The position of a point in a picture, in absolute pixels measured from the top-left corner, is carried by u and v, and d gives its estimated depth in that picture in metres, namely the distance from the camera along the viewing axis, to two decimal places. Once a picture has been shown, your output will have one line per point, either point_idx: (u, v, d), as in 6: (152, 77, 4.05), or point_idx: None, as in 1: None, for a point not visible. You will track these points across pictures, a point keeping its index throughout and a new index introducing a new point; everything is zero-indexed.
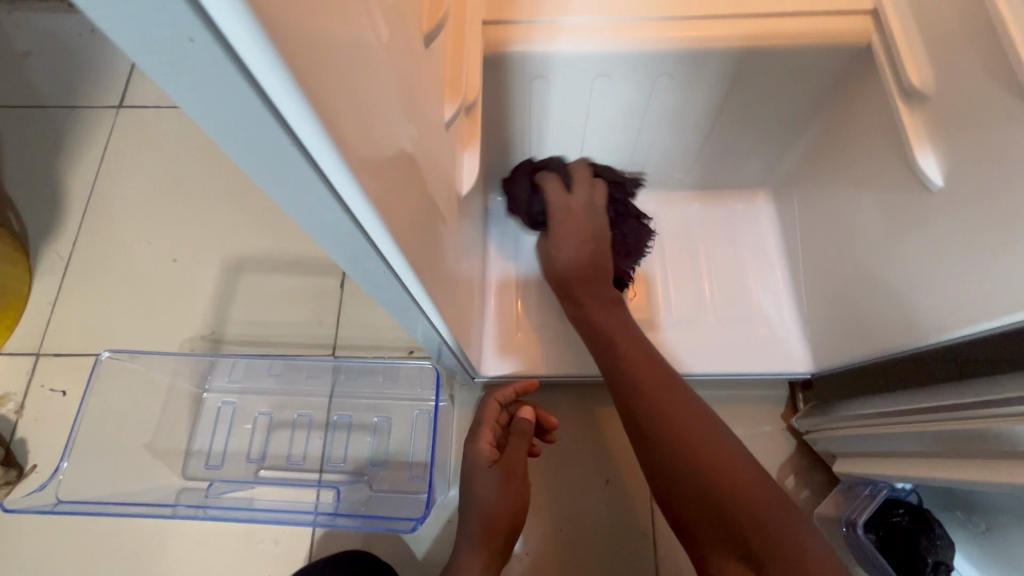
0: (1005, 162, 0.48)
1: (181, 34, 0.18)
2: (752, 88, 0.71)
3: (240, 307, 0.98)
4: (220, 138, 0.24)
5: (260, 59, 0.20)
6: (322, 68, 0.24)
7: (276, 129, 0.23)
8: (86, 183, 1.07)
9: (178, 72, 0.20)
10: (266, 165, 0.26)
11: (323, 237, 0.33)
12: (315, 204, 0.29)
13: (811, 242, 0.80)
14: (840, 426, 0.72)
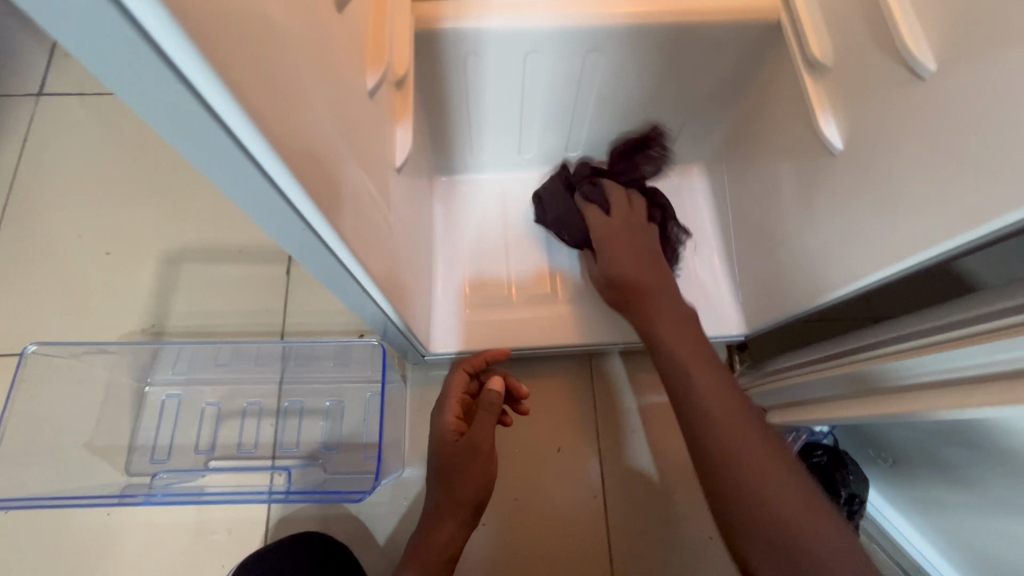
0: (887, 123, 0.54)
1: None
2: (677, 64, 0.75)
3: (182, 298, 0.95)
4: (129, 99, 0.25)
5: (146, 8, 0.21)
6: (213, 8, 0.25)
7: (177, 84, 0.24)
8: (5, 175, 1.01)
9: (78, 28, 0.21)
10: (148, 95, 0.25)
11: (249, 206, 0.34)
12: (214, 149, 0.29)
13: (738, 210, 0.85)
14: (789, 378, 0.74)
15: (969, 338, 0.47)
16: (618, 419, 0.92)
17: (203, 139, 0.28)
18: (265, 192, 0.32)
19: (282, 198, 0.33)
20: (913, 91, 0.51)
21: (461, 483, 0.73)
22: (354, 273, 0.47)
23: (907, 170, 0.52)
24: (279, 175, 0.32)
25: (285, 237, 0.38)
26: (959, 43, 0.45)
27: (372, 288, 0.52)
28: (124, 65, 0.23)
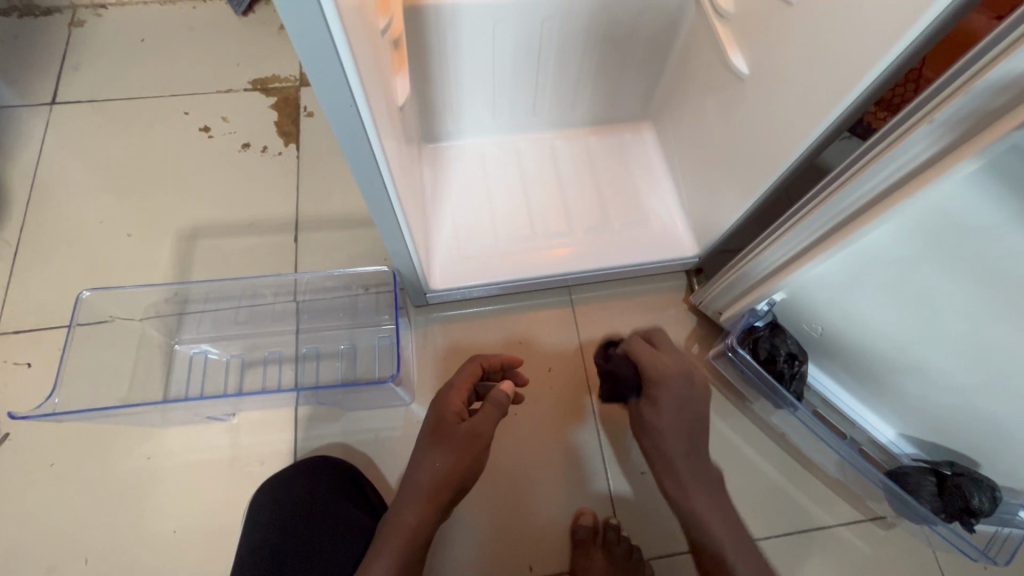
0: (775, 44, 0.70)
1: None
2: (618, 30, 0.91)
3: (201, 269, 1.06)
4: None
5: None
6: None
7: None
8: (26, 174, 1.11)
9: None
10: None
11: (318, 78, 0.48)
12: None
13: (683, 151, 1.00)
14: (730, 275, 0.85)
15: (878, 154, 0.54)
16: (601, 340, 1.04)
17: (305, 13, 0.42)
18: (320, 33, 0.44)
19: (343, 74, 0.48)
20: (788, 16, 0.67)
21: (457, 457, 0.74)
22: (370, 131, 0.56)
23: (790, 77, 0.68)
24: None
25: (331, 105, 0.51)
26: None
27: (391, 188, 0.66)
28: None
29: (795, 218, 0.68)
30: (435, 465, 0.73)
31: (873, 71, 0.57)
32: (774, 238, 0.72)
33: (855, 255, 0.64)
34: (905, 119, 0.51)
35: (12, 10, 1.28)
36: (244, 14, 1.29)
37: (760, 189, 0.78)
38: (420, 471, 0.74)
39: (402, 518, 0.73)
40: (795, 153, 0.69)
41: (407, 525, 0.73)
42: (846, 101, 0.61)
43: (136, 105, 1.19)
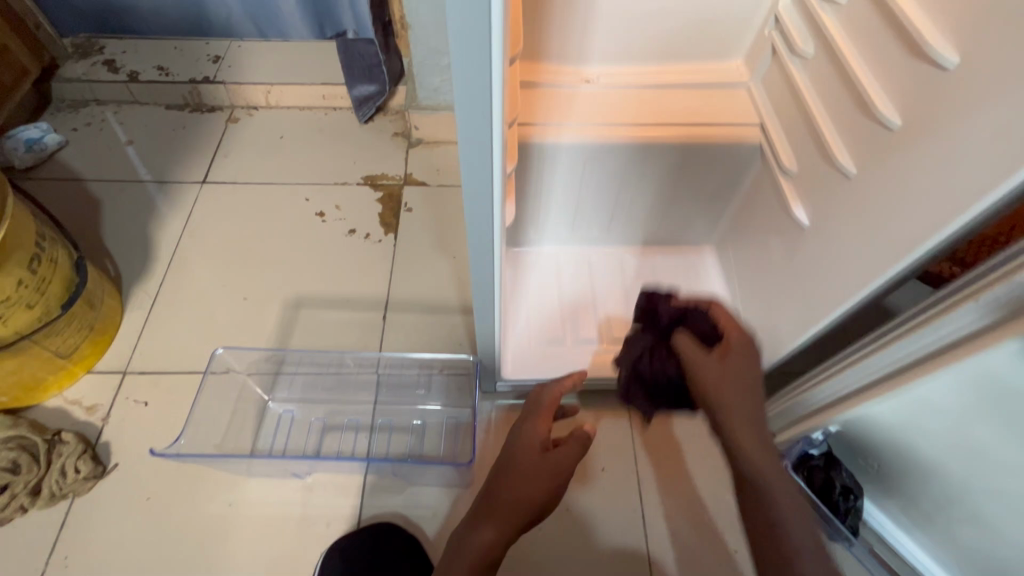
0: (833, 206, 0.80)
1: (479, 70, 0.47)
2: (692, 174, 1.04)
3: (300, 336, 1.20)
4: (461, 122, 0.52)
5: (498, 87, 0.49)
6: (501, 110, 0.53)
7: (487, 123, 0.52)
8: (173, 238, 1.32)
9: (467, 88, 0.49)
10: (471, 125, 0.52)
11: (471, 195, 0.61)
12: (476, 136, 0.53)
13: (743, 276, 1.09)
14: (788, 399, 0.89)
15: (927, 319, 0.61)
16: (655, 446, 1.08)
17: (478, 153, 0.55)
18: (484, 166, 0.57)
19: (491, 193, 0.61)
20: (847, 184, 0.77)
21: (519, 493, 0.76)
22: (495, 239, 0.69)
23: (847, 234, 0.77)
24: (497, 125, 0.53)
25: (474, 212, 0.64)
26: (868, 160, 0.72)
27: (497, 281, 0.77)
28: (466, 41, 0.45)
29: (855, 359, 0.73)
30: (523, 466, 0.78)
31: (918, 250, 0.63)
32: (835, 372, 0.77)
33: (912, 402, 0.70)
34: (951, 295, 0.59)
35: (186, 106, 1.58)
36: (365, 122, 1.54)
37: (817, 326, 0.85)
38: (518, 496, 0.76)
39: (480, 533, 0.74)
40: (847, 305, 0.76)
41: (483, 540, 0.73)
42: (892, 270, 0.68)
43: (268, 190, 1.42)
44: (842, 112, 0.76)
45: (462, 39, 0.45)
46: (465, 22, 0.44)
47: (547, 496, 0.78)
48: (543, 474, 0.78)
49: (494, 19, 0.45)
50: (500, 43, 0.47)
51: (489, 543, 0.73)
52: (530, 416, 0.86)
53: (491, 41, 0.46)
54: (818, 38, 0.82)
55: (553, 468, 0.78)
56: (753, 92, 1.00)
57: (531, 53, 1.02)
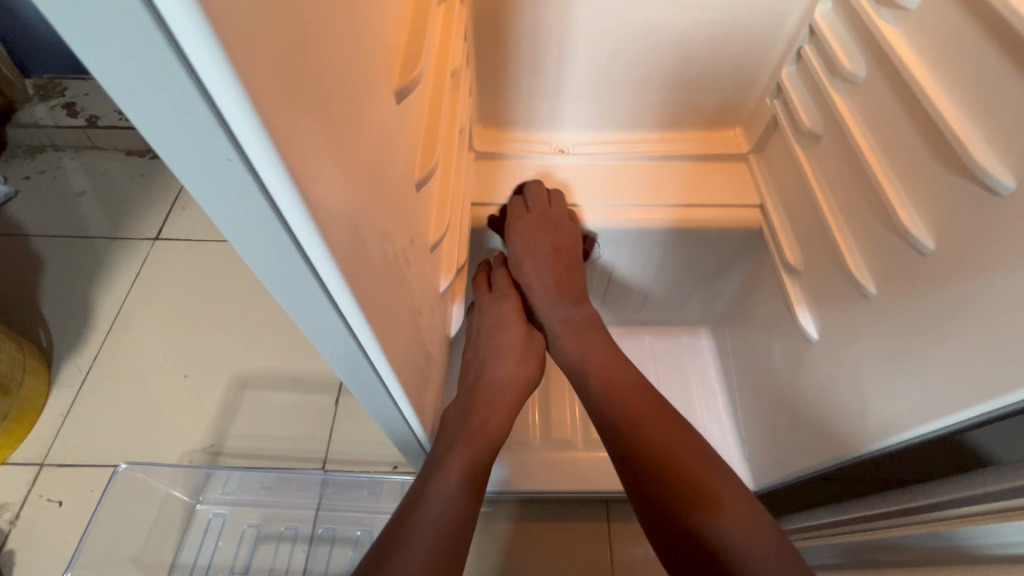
0: (847, 324, 0.66)
1: (298, 274, 0.31)
2: (685, 257, 0.89)
3: (242, 422, 1.07)
4: (302, 325, 0.36)
5: (340, 289, 0.32)
6: (372, 290, 0.36)
7: (340, 324, 0.36)
8: (115, 303, 1.21)
9: (294, 295, 0.33)
10: (315, 326, 0.36)
11: (353, 381, 0.45)
12: (334, 337, 0.37)
13: (741, 371, 0.94)
14: (810, 536, 0.74)
15: (1008, 514, 0.46)
16: (635, 571, 0.93)
17: (345, 349, 0.39)
18: (359, 360, 0.41)
19: (379, 379, 0.45)
20: (865, 303, 0.63)
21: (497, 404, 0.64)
22: (403, 409, 0.52)
23: (866, 365, 0.62)
24: (361, 328, 0.37)
25: (367, 394, 0.48)
26: (892, 283, 0.58)
27: (422, 435, 0.61)
28: (271, 265, 0.30)
29: (885, 523, 0.61)
30: (518, 338, 0.70)
31: (942, 421, 0.51)
32: (861, 530, 0.64)
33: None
34: None
35: (147, 152, 1.48)
36: None
37: (821, 465, 0.70)
38: (508, 380, 0.66)
39: (488, 415, 0.63)
40: (860, 451, 0.62)
41: (496, 424, 0.62)
42: (916, 431, 0.54)
43: (224, 248, 1.30)
44: (859, 215, 0.63)
45: (267, 263, 0.30)
46: (263, 247, 0.29)
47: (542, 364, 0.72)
48: (538, 341, 0.73)
49: (305, 243, 0.28)
50: (332, 264, 0.30)
51: (504, 428, 0.63)
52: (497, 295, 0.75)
53: (311, 264, 0.30)
54: (828, 118, 0.68)
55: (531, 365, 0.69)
56: (754, 167, 0.87)
57: (493, 119, 0.89)
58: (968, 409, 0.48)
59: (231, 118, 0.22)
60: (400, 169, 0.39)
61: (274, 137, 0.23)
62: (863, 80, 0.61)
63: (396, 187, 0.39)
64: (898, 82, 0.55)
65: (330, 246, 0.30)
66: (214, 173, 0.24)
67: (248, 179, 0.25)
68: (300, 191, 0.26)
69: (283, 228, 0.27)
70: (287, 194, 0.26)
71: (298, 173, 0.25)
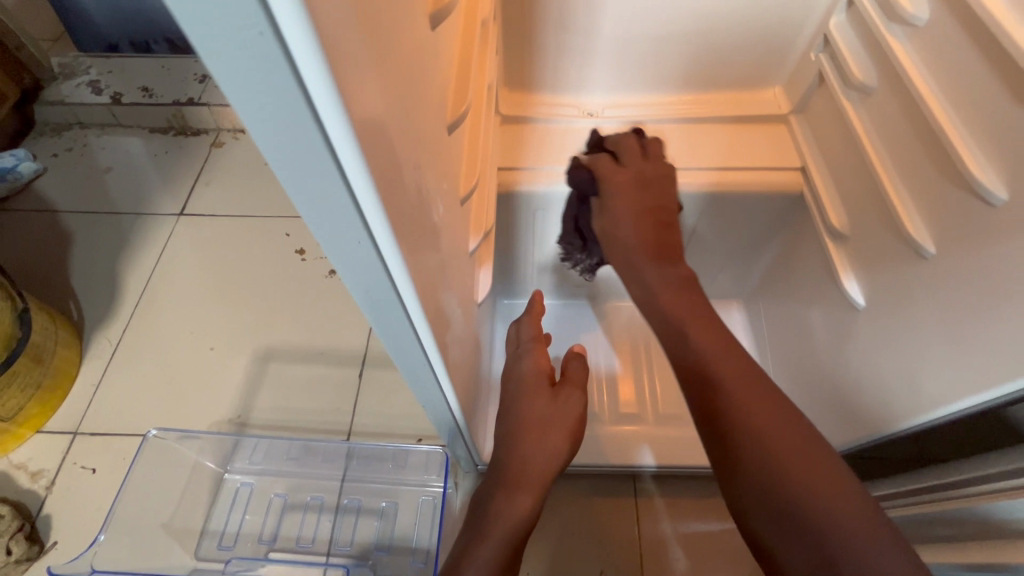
0: (899, 288, 0.62)
1: (352, 230, 0.30)
2: (718, 224, 0.85)
3: (267, 394, 1.07)
4: (352, 288, 0.35)
5: (389, 247, 0.31)
6: (416, 244, 0.35)
7: (387, 285, 0.35)
8: (142, 278, 1.22)
9: (343, 252, 0.32)
10: (364, 288, 0.35)
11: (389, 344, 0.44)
12: (379, 296, 0.36)
13: (776, 345, 0.91)
14: None
15: None
16: (664, 548, 0.92)
17: (384, 306, 0.38)
18: (399, 320, 0.39)
19: (419, 342, 0.44)
20: (920, 265, 0.59)
21: (536, 449, 0.66)
22: (438, 374, 0.51)
23: (920, 330, 0.58)
24: (403, 285, 0.35)
25: (404, 359, 0.47)
26: (955, 241, 0.54)
27: (453, 404, 0.60)
28: (324, 216, 0.28)
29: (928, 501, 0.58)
30: (543, 409, 0.67)
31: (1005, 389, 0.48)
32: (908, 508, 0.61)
33: None
34: None
35: (170, 129, 1.48)
36: None
37: (862, 438, 0.66)
38: (534, 456, 0.65)
39: (510, 498, 0.63)
40: (904, 426, 0.59)
41: (525, 505, 0.63)
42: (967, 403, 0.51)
43: (247, 223, 1.30)
44: (917, 170, 0.58)
45: (316, 210, 0.28)
46: (317, 196, 0.27)
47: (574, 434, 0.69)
48: (572, 404, 0.69)
49: (360, 194, 0.27)
50: (376, 202, 0.28)
51: (529, 512, 0.63)
52: (524, 351, 0.73)
53: (355, 201, 0.28)
54: (884, 68, 0.63)
55: (569, 412, 0.68)
56: (795, 127, 0.82)
57: (519, 81, 0.86)
58: None
59: (288, 33, 0.20)
60: (436, 107, 0.37)
61: (321, 39, 0.20)
62: (925, 22, 0.56)
63: (432, 123, 0.36)
64: (970, 19, 0.51)
65: (375, 180, 0.27)
66: (257, 83, 0.21)
67: (293, 90, 0.22)
68: (356, 130, 0.24)
69: (341, 180, 0.26)
70: (344, 134, 0.24)
71: (348, 96, 0.23)
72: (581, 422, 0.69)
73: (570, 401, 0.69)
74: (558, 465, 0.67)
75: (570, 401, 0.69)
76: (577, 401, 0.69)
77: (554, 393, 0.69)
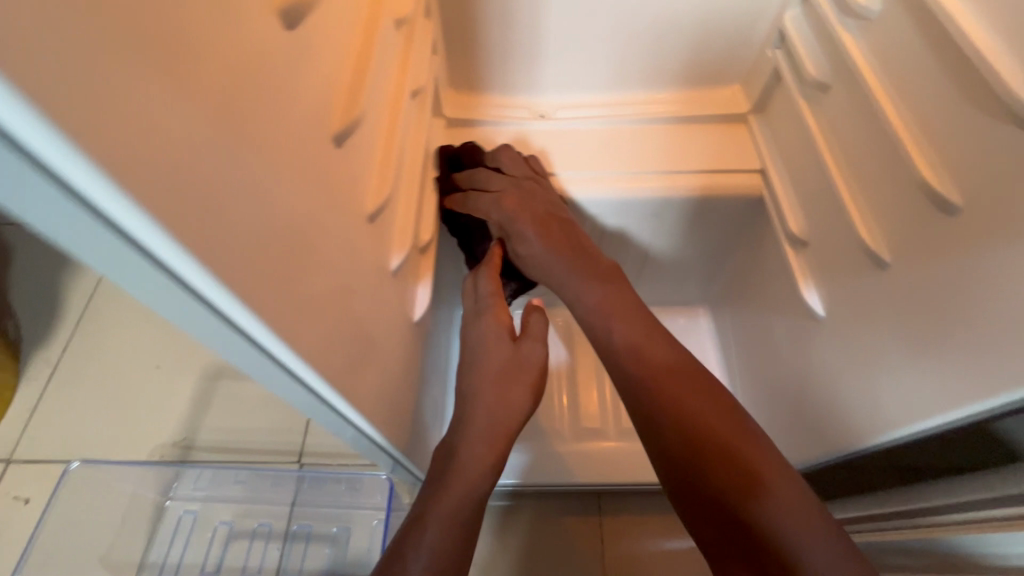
0: (857, 299, 0.58)
1: (164, 287, 0.24)
2: (677, 230, 0.81)
3: (214, 415, 1.02)
4: (209, 344, 0.30)
5: (223, 299, 0.26)
6: (275, 283, 0.30)
7: (242, 338, 0.30)
8: (84, 294, 1.16)
9: (172, 310, 0.26)
10: (219, 343, 0.30)
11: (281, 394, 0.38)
12: (241, 349, 0.31)
13: (741, 353, 0.87)
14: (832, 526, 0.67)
15: None
16: (630, 568, 0.88)
17: (253, 362, 0.32)
18: (277, 374, 0.34)
19: (313, 393, 0.38)
20: (878, 275, 0.55)
21: (498, 403, 0.60)
22: (351, 419, 0.46)
23: (879, 346, 0.55)
24: (268, 339, 0.30)
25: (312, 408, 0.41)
26: (911, 251, 0.50)
27: (382, 440, 0.55)
28: (121, 272, 0.23)
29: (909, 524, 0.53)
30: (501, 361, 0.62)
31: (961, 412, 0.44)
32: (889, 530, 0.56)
33: None
34: None
35: None
36: None
37: (824, 457, 0.63)
38: (496, 413, 0.60)
39: (472, 453, 0.58)
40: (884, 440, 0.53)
41: (485, 466, 0.58)
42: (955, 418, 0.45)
43: None
44: (873, 174, 0.55)
45: (109, 266, 0.23)
46: (99, 253, 0.22)
47: (537, 388, 0.63)
48: (534, 358, 0.63)
49: (150, 250, 0.22)
50: (185, 254, 0.23)
51: (487, 479, 0.58)
52: (480, 308, 0.67)
53: (156, 255, 0.22)
54: (837, 65, 0.59)
55: (531, 368, 0.62)
56: (753, 127, 0.78)
57: (464, 82, 0.81)
58: (993, 395, 0.41)
59: None
60: (299, 119, 0.32)
61: (5, 59, 0.15)
62: (878, 16, 0.52)
63: (291, 137, 0.32)
64: (917, 11, 0.47)
65: (176, 225, 0.22)
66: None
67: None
68: (106, 178, 0.19)
69: (114, 237, 0.21)
70: (91, 185, 0.19)
71: (87, 125, 0.18)
72: (543, 375, 0.63)
73: (533, 352, 0.63)
74: (518, 423, 0.61)
75: (533, 353, 0.63)
76: (540, 354, 0.63)
77: (516, 347, 0.63)
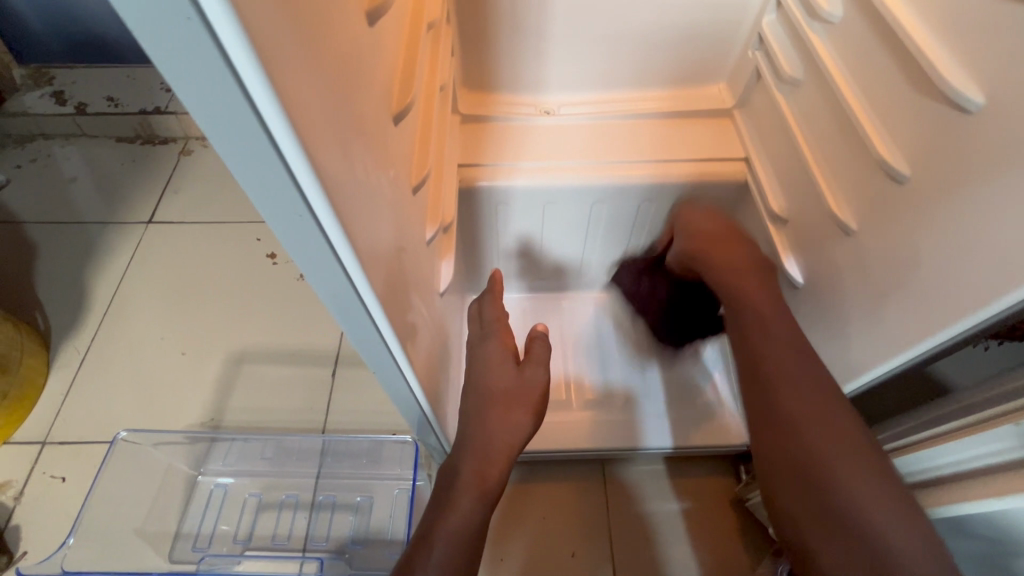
0: (830, 264, 0.67)
1: (301, 222, 0.32)
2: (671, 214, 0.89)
3: (239, 397, 1.08)
4: (314, 283, 0.37)
5: (339, 237, 0.33)
6: (365, 231, 0.37)
7: (342, 275, 0.37)
8: (110, 286, 1.22)
9: (300, 245, 0.34)
10: (321, 281, 0.37)
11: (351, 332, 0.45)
12: (336, 287, 0.38)
13: None
14: None
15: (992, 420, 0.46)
16: (632, 527, 0.95)
17: (342, 299, 0.40)
18: (356, 312, 0.41)
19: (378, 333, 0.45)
20: (846, 242, 0.63)
21: (502, 423, 0.67)
22: (402, 365, 0.53)
23: (849, 303, 0.63)
24: (357, 277, 0.37)
25: (370, 353, 0.48)
26: (874, 219, 0.59)
27: (420, 394, 0.62)
28: (276, 208, 0.31)
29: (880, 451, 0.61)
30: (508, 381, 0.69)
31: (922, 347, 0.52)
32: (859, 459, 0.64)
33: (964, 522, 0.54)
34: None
35: (137, 138, 1.48)
36: None
37: None
38: (499, 432, 0.67)
39: (479, 466, 0.65)
40: (869, 376, 0.60)
41: (491, 479, 0.66)
42: (926, 345, 0.52)
43: (216, 229, 1.31)
44: (841, 155, 0.63)
45: (268, 201, 0.30)
46: (267, 189, 0.29)
47: (539, 408, 0.70)
48: (536, 379, 0.70)
49: (305, 185, 0.30)
50: (321, 193, 0.30)
51: (495, 485, 0.66)
52: (489, 331, 0.74)
53: (301, 192, 0.30)
54: (809, 62, 0.68)
55: (531, 391, 0.69)
56: (738, 120, 0.87)
57: (476, 82, 0.89)
58: (946, 328, 0.49)
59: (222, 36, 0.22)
60: (375, 99, 0.40)
61: (250, 34, 0.23)
62: (839, 20, 0.61)
63: (372, 114, 0.39)
64: (873, 14, 0.56)
65: (317, 170, 0.30)
66: (199, 78, 0.23)
67: (231, 87, 0.24)
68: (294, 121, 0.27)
69: (286, 172, 0.28)
70: (285, 129, 0.26)
71: (282, 84, 0.26)
72: (542, 401, 0.70)
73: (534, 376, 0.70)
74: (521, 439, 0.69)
75: (533, 381, 0.70)
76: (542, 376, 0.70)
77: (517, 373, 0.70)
